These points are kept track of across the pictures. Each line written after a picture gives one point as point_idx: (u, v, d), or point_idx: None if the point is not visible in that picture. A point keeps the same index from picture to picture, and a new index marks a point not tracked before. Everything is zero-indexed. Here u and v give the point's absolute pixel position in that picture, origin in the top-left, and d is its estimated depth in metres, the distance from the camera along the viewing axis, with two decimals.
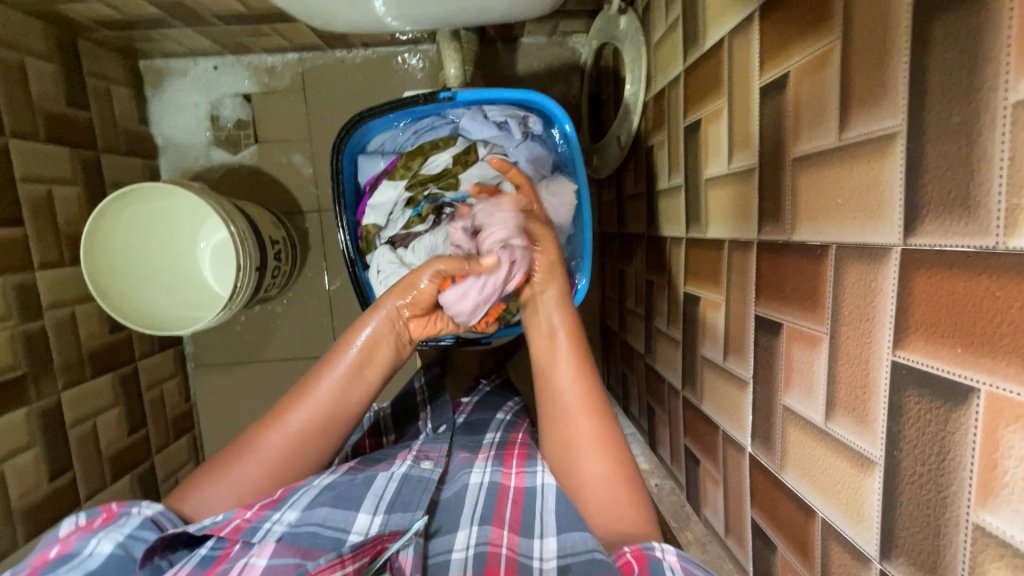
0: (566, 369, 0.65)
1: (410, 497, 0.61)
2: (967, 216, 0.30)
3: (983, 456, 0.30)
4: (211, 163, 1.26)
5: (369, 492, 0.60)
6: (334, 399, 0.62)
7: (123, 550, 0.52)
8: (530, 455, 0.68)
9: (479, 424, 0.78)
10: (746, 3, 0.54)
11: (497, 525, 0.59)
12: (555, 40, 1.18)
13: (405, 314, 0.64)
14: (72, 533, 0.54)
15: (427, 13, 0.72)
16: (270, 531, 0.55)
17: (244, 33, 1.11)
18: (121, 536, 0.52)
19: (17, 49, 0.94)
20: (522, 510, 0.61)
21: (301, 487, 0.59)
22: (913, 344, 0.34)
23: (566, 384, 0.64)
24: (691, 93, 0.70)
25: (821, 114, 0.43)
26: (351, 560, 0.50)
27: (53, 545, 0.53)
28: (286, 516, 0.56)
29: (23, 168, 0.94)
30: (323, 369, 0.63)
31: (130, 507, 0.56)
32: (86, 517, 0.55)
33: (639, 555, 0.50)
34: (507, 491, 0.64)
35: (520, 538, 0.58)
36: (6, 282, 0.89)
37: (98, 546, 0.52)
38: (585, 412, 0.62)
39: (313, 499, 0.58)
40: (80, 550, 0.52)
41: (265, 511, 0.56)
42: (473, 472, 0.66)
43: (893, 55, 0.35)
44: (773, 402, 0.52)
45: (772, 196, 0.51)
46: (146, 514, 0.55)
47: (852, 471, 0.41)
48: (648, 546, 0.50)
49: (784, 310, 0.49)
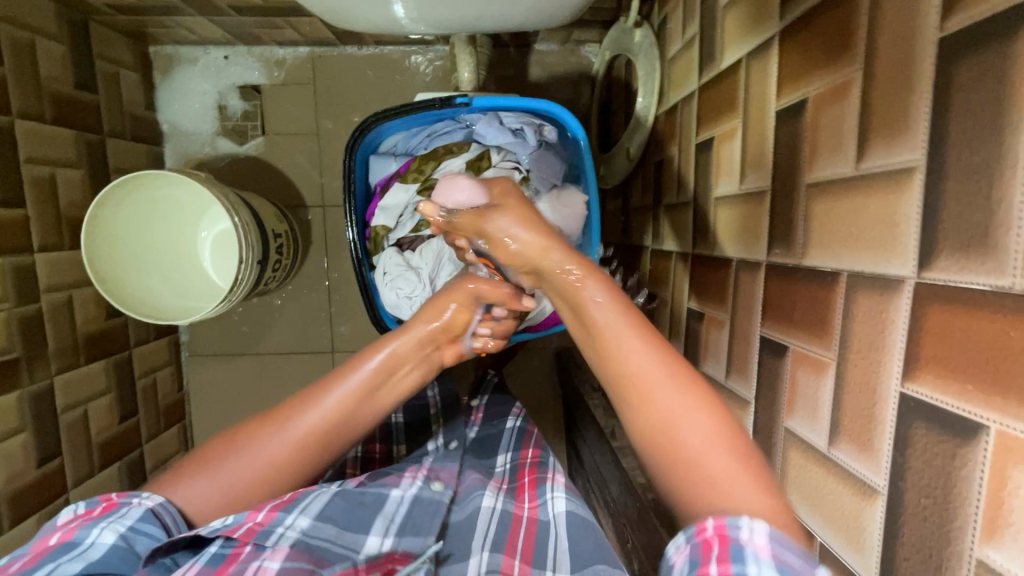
0: (622, 322, 0.51)
1: (421, 519, 0.58)
2: (984, 255, 0.30)
3: (990, 493, 0.30)
4: (216, 153, 1.25)
5: (379, 514, 0.56)
6: (317, 430, 0.54)
7: (123, 543, 0.48)
8: (539, 484, 0.66)
9: (489, 443, 0.76)
10: (766, 27, 0.55)
11: (507, 555, 0.56)
12: (568, 48, 1.18)
13: (437, 333, 0.60)
14: (74, 521, 0.50)
15: (446, 17, 0.72)
16: (284, 536, 0.50)
17: (257, 24, 1.11)
18: (122, 529, 0.48)
19: (28, 28, 0.93)
20: (532, 541, 0.58)
21: (312, 490, 0.55)
22: (924, 377, 0.34)
23: (634, 358, 0.49)
24: (706, 110, 0.70)
25: (839, 144, 0.43)
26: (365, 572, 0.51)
27: (54, 532, 0.49)
28: (299, 521, 0.51)
29: (28, 149, 0.93)
30: (335, 380, 0.56)
31: (130, 496, 0.51)
32: (86, 505, 0.51)
33: (722, 535, 0.38)
34: (519, 520, 0.61)
35: (531, 569, 0.55)
36: (4, 264, 0.88)
37: (99, 537, 0.48)
38: (665, 375, 0.48)
39: (324, 509, 0.54)
40: (82, 539, 0.48)
41: (277, 513, 0.51)
42: (485, 495, 0.62)
43: (916, 91, 0.35)
44: (774, 425, 0.52)
45: (784, 221, 0.51)
46: (146, 506, 0.50)
47: (855, 497, 0.41)
48: (732, 523, 0.38)
49: (791, 334, 0.50)
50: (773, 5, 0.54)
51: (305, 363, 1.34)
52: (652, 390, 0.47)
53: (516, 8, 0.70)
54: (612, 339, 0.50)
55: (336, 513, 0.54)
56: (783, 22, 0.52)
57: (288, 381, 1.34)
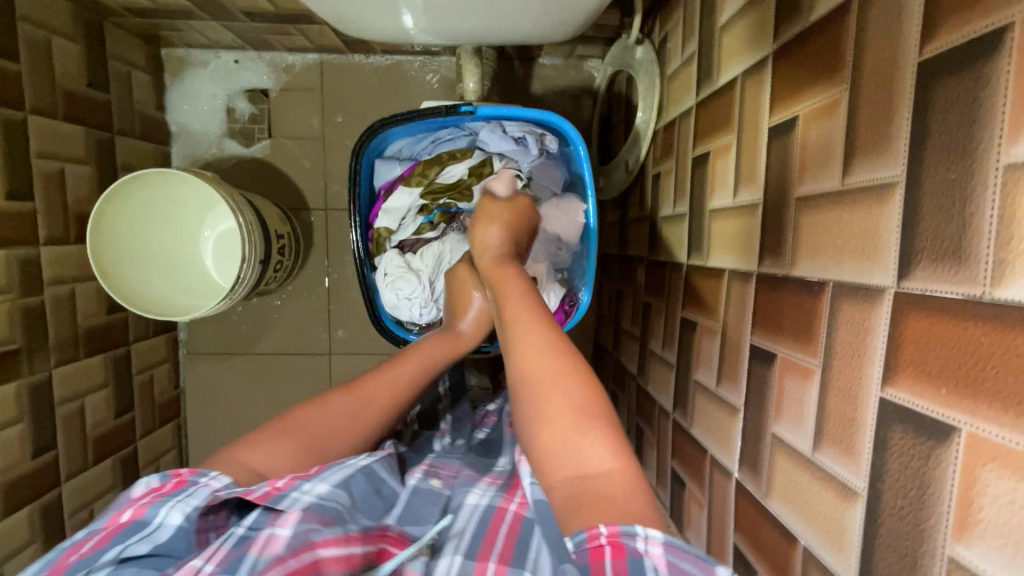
0: (524, 308, 0.58)
1: (421, 510, 0.57)
2: (958, 266, 0.32)
3: (961, 492, 0.32)
4: (223, 154, 1.28)
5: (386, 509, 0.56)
6: (357, 408, 0.60)
7: (190, 526, 0.47)
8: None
9: (496, 442, 0.74)
10: (760, 48, 0.57)
11: (481, 561, 0.49)
12: (571, 63, 1.21)
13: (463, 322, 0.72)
14: (145, 497, 0.49)
15: (453, 28, 0.74)
16: (298, 500, 0.49)
17: (268, 30, 1.14)
18: (190, 509, 0.47)
19: (44, 27, 0.96)
20: (513, 542, 0.52)
21: (335, 465, 0.55)
22: (901, 381, 0.36)
23: (527, 355, 0.53)
24: (702, 125, 0.72)
25: (827, 158, 0.45)
26: (357, 541, 0.46)
27: (126, 510, 0.48)
28: (316, 487, 0.51)
29: (39, 144, 0.95)
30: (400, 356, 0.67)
31: (200, 476, 0.50)
32: (159, 480, 0.51)
33: (617, 544, 0.37)
34: (503, 516, 0.55)
35: (509, 570, 0.48)
36: (10, 255, 0.89)
37: (167, 518, 0.47)
38: (547, 348, 0.53)
39: (343, 482, 0.53)
40: (151, 520, 0.47)
41: (295, 481, 0.51)
42: (472, 491, 0.58)
43: (897, 112, 0.37)
44: (762, 430, 0.54)
45: (774, 232, 0.53)
46: (213, 487, 0.49)
47: (836, 499, 0.42)
48: (628, 530, 0.38)
49: (779, 341, 0.52)
50: (767, 27, 0.56)
51: (303, 365, 1.35)
52: (530, 372, 0.52)
53: (521, 22, 0.72)
54: (508, 326, 0.57)
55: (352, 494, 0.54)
56: (777, 42, 0.54)
57: (285, 382, 1.35)
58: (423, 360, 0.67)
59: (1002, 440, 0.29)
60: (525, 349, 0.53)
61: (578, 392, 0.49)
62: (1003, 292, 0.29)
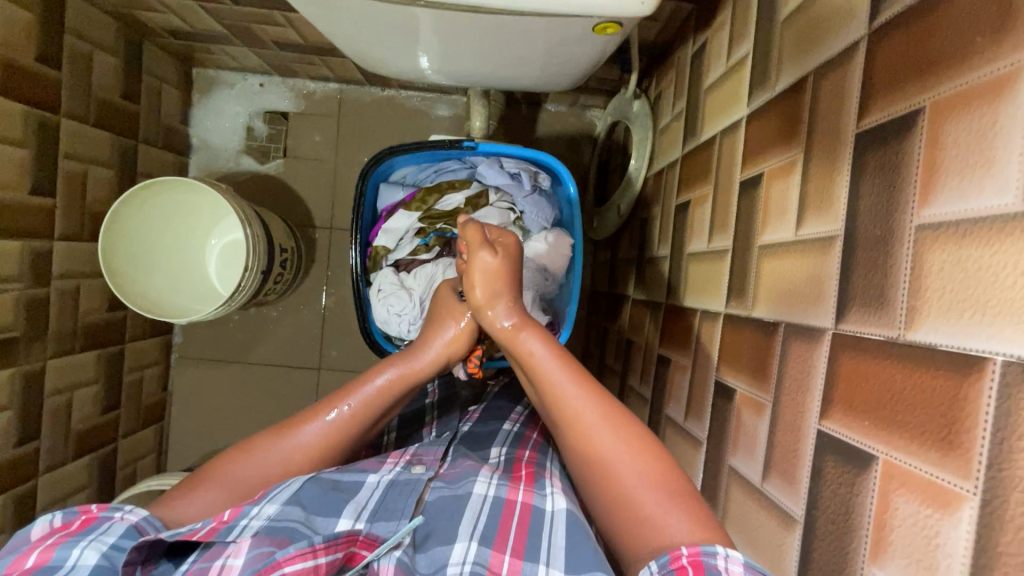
0: (562, 374, 0.59)
1: (395, 503, 0.59)
2: (880, 311, 0.36)
3: (878, 516, 0.35)
4: (239, 169, 1.35)
5: (351, 501, 0.58)
6: (320, 442, 0.60)
7: (108, 563, 0.47)
8: (538, 479, 0.63)
9: (485, 435, 0.74)
10: (735, 111, 0.64)
11: (498, 549, 0.54)
12: (574, 111, 1.29)
13: (415, 365, 0.66)
14: (50, 537, 0.48)
15: (462, 71, 0.81)
16: (247, 527, 0.52)
17: (295, 60, 1.22)
18: (106, 547, 0.47)
19: (90, 41, 1.03)
20: (526, 533, 0.55)
21: (281, 483, 0.57)
22: (836, 415, 0.39)
23: (577, 410, 0.56)
24: (686, 176, 0.78)
25: (784, 210, 0.50)
26: (323, 552, 0.51)
27: (29, 554, 0.47)
28: (265, 509, 0.54)
29: (68, 146, 1.01)
30: (348, 391, 0.63)
31: (113, 511, 0.51)
32: (62, 519, 0.50)
33: (698, 563, 0.40)
34: (512, 508, 0.58)
35: (523, 563, 0.52)
36: (24, 247, 0.94)
37: (80, 558, 0.46)
38: (600, 425, 0.55)
39: (294, 495, 0.56)
40: (61, 563, 0.46)
41: (243, 508, 0.54)
42: (477, 482, 0.61)
43: (837, 176, 0.42)
44: (721, 463, 0.57)
45: (740, 276, 0.58)
46: (130, 522, 0.50)
47: (779, 528, 0.45)
48: (708, 551, 0.40)
49: (739, 379, 0.55)
50: (741, 93, 0.62)
51: (292, 378, 1.37)
52: (582, 428, 0.55)
53: (525, 73, 0.79)
54: (543, 376, 0.60)
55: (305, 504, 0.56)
56: (750, 105, 0.60)
57: (272, 393, 1.37)
58: (373, 396, 0.63)
59: (908, 466, 0.32)
60: (580, 425, 0.55)
61: (632, 441, 0.53)
62: (913, 334, 0.33)
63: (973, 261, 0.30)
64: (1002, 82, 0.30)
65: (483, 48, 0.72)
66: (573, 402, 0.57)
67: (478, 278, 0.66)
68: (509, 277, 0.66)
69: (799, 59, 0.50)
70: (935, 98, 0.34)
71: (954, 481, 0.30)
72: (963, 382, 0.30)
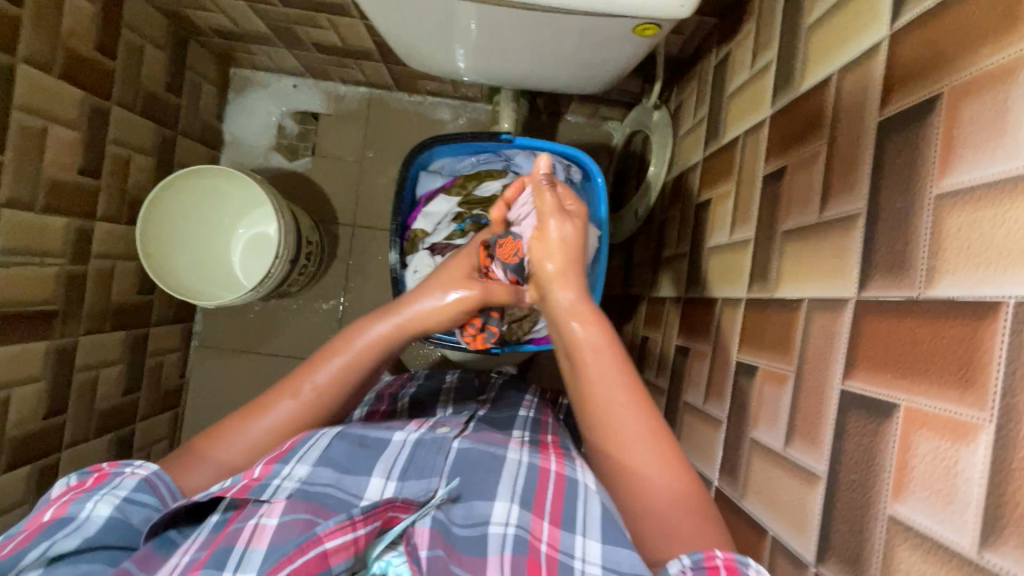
0: (609, 376, 0.59)
1: (424, 461, 0.61)
2: (901, 274, 0.40)
3: (900, 457, 0.38)
4: (268, 165, 1.40)
5: (381, 458, 0.61)
6: (297, 412, 0.60)
7: (122, 514, 0.51)
8: (566, 454, 0.66)
9: (503, 419, 0.76)
10: (758, 113, 0.68)
11: (537, 515, 0.56)
12: (592, 122, 1.35)
13: (390, 330, 0.64)
14: (65, 494, 0.52)
15: (500, 69, 0.86)
16: (280, 488, 0.54)
17: (331, 63, 1.28)
18: (119, 500, 0.52)
19: (143, 36, 1.10)
20: (562, 501, 0.57)
21: (308, 439, 0.59)
22: (858, 374, 0.43)
23: (621, 414, 0.57)
24: (707, 176, 0.83)
25: (806, 199, 0.54)
26: (362, 523, 0.51)
27: (47, 509, 0.50)
28: (296, 471, 0.56)
29: (116, 132, 1.06)
30: (320, 361, 0.62)
31: (122, 468, 0.54)
32: (76, 479, 0.54)
33: (732, 567, 0.42)
34: (545, 475, 0.60)
35: (560, 530, 0.54)
36: (68, 224, 0.98)
37: (95, 510, 0.50)
38: (640, 434, 0.55)
39: (322, 456, 0.59)
40: (76, 514, 0.50)
41: (273, 466, 0.55)
42: (510, 449, 0.64)
43: (861, 162, 0.47)
44: (742, 438, 0.60)
45: (762, 263, 0.62)
46: (140, 476, 0.54)
47: (801, 487, 0.48)
48: (742, 560, 0.43)
49: (761, 356, 0.59)
50: (765, 97, 0.67)
51: None
52: (620, 435, 0.56)
53: (560, 74, 0.85)
54: (587, 374, 0.60)
55: (336, 460, 0.59)
56: (775, 105, 0.64)
57: None
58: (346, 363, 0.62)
59: (929, 408, 0.36)
60: (619, 431, 0.56)
61: (665, 453, 0.54)
62: (933, 290, 0.37)
63: (987, 222, 0.34)
64: (1012, 67, 0.34)
65: (524, 47, 0.78)
66: (616, 406, 0.57)
67: (552, 244, 0.66)
68: (574, 248, 0.66)
69: (822, 63, 0.55)
70: (952, 85, 0.38)
71: (970, 414, 0.33)
72: (978, 326, 0.34)
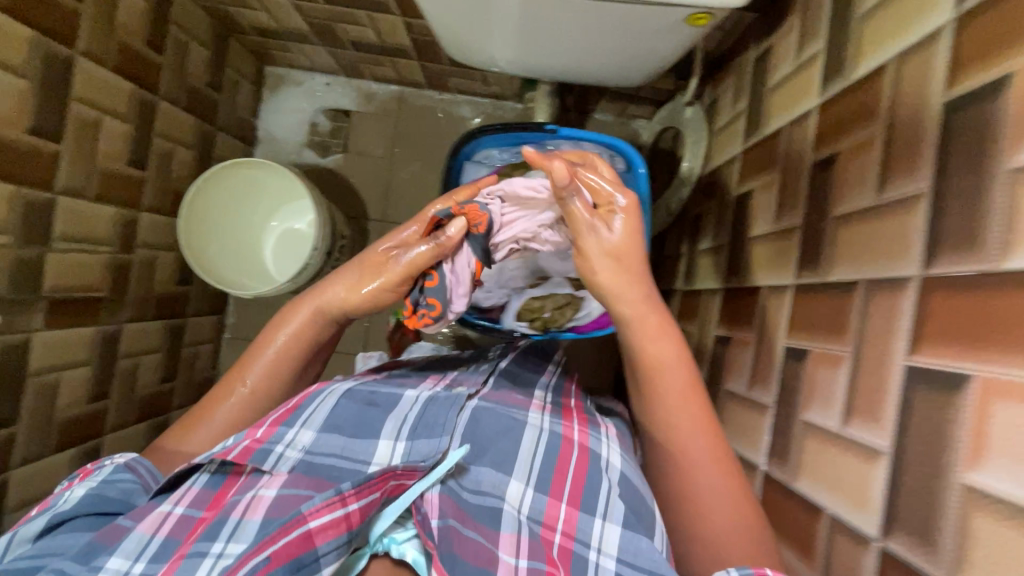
0: (680, 400, 0.62)
1: (433, 422, 0.62)
2: (972, 249, 0.41)
3: (976, 426, 0.39)
4: (301, 161, 1.43)
5: (391, 417, 0.63)
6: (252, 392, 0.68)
7: (94, 491, 0.56)
8: (587, 423, 0.68)
9: (524, 375, 0.77)
10: (804, 103, 0.69)
11: (554, 497, 0.58)
12: (620, 120, 1.36)
13: (317, 317, 0.71)
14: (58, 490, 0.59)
15: (541, 62, 0.88)
16: (282, 458, 0.58)
17: (366, 60, 1.31)
18: (96, 482, 0.57)
19: (189, 33, 1.13)
20: (580, 482, 0.59)
21: (314, 402, 0.63)
22: (925, 348, 0.44)
23: (690, 439, 0.60)
24: (748, 168, 0.84)
25: (860, 184, 0.55)
26: (353, 498, 0.52)
27: (41, 504, 0.57)
28: (299, 438, 0.60)
29: (162, 126, 1.10)
30: (258, 349, 0.70)
31: (106, 462, 0.61)
32: (72, 478, 0.61)
33: None
34: (556, 445, 0.62)
35: (578, 511, 0.57)
36: (116, 213, 1.01)
37: (72, 494, 0.56)
38: (708, 461, 0.59)
39: (327, 423, 0.62)
40: (58, 501, 0.56)
41: (278, 430, 0.60)
42: (529, 416, 0.66)
43: (923, 142, 0.48)
44: (793, 421, 0.61)
45: (812, 250, 0.62)
46: (118, 462, 0.60)
47: (861, 463, 0.49)
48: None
49: (812, 339, 0.59)
50: (811, 87, 0.68)
51: None
52: (689, 458, 0.60)
53: (602, 66, 0.86)
54: (657, 394, 0.63)
55: (342, 422, 0.62)
56: (823, 95, 0.65)
57: None
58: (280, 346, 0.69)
59: (1008, 376, 0.37)
60: (691, 456, 0.60)
61: (728, 479, 0.58)
62: (1009, 263, 0.38)
63: None
64: None
65: (570, 40, 0.79)
66: (684, 428, 0.61)
67: (597, 260, 0.62)
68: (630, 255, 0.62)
69: (876, 50, 0.56)
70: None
71: None
72: None
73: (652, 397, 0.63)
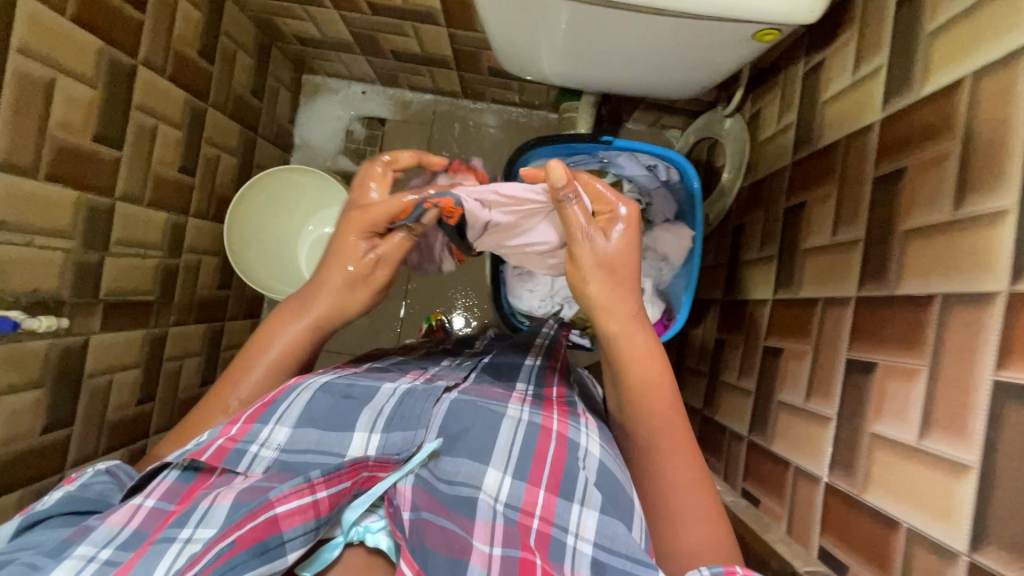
0: (663, 417, 0.60)
1: (410, 413, 0.58)
2: None
3: None
4: (336, 168, 1.45)
5: (367, 408, 0.58)
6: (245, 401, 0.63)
7: (72, 493, 0.52)
8: (571, 412, 0.62)
9: (509, 367, 0.73)
10: (864, 117, 0.70)
11: (533, 484, 0.53)
12: (653, 130, 1.37)
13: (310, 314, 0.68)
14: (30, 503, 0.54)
15: (591, 75, 0.89)
16: (258, 456, 0.54)
17: (404, 70, 1.33)
18: (72, 486, 0.53)
19: (237, 43, 1.15)
20: (561, 468, 0.54)
21: (287, 397, 0.58)
22: (1016, 364, 0.45)
23: (669, 460, 0.59)
24: (799, 180, 0.84)
25: (934, 199, 0.56)
26: (321, 486, 0.49)
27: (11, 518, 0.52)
28: (272, 436, 0.55)
29: (210, 133, 1.12)
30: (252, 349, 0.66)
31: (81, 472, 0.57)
32: None
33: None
34: (545, 434, 0.57)
35: (557, 498, 0.53)
36: (167, 218, 1.03)
37: (49, 498, 0.52)
38: (686, 483, 0.58)
39: (303, 417, 0.57)
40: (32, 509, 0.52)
41: (251, 427, 0.55)
42: (510, 408, 0.60)
43: (1009, 160, 0.48)
44: (859, 433, 0.61)
45: (876, 263, 0.63)
46: (99, 468, 0.57)
47: (943, 477, 0.50)
48: None
49: (880, 352, 0.60)
50: (873, 101, 0.69)
51: None
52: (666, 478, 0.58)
53: (653, 80, 0.88)
54: (639, 409, 0.61)
55: (316, 416, 0.57)
56: (886, 110, 0.66)
57: None
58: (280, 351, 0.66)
59: None
60: (668, 477, 0.58)
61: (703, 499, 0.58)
62: None
63: None
64: None
65: (627, 56, 0.81)
66: (662, 446, 0.60)
67: (589, 271, 0.62)
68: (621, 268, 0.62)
69: (949, 66, 0.57)
70: None
71: None
72: None
73: (634, 411, 0.61)
